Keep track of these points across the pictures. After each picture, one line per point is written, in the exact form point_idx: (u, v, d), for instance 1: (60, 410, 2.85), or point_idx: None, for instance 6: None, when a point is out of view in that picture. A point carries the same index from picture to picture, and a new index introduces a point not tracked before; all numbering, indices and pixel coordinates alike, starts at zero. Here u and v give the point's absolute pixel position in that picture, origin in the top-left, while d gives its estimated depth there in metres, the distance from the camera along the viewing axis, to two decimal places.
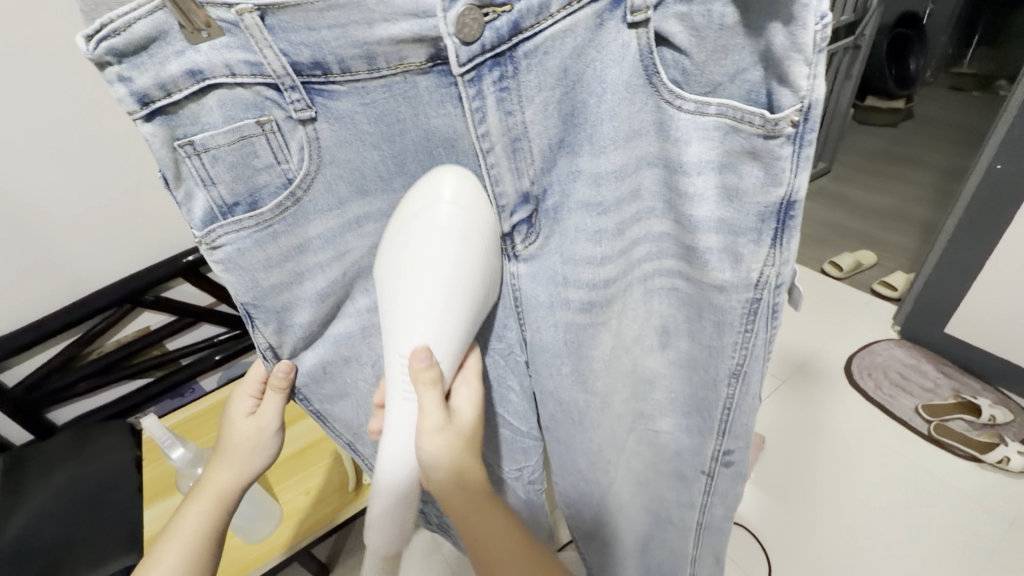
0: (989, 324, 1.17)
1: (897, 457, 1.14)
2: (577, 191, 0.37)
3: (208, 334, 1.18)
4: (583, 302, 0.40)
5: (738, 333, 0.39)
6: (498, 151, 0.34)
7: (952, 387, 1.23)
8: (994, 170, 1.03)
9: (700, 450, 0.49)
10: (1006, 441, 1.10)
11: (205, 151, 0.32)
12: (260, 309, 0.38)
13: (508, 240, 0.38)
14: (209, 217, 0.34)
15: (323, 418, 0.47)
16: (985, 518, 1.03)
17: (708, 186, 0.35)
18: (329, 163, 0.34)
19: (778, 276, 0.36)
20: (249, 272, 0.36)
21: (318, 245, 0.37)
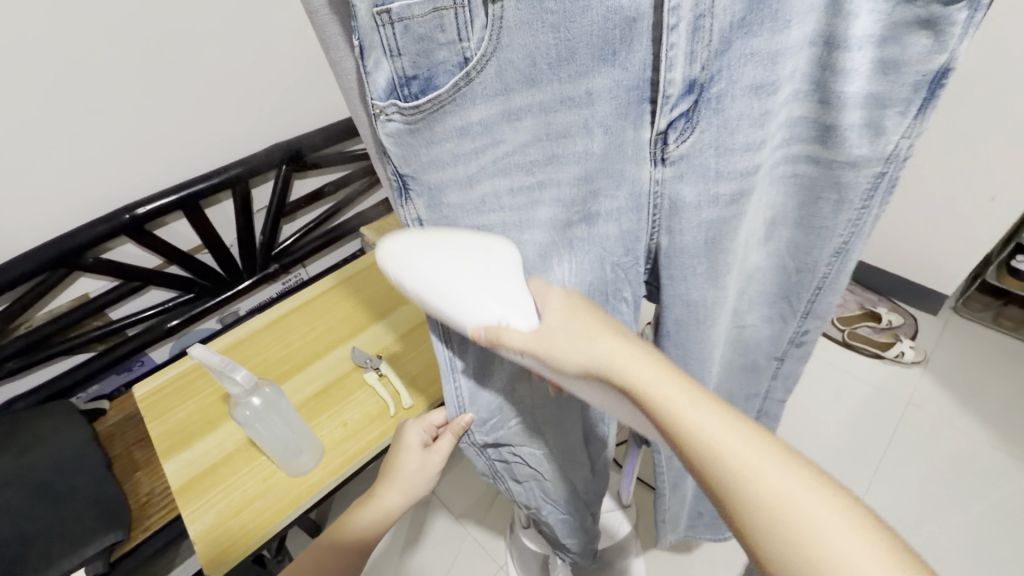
0: (888, 247, 1.40)
1: (824, 363, 1.35)
2: (745, 76, 0.38)
3: (156, 300, 1.07)
4: (731, 194, 0.44)
5: (854, 211, 0.45)
6: (681, 30, 0.35)
7: (858, 301, 1.46)
8: None
9: (778, 338, 0.60)
10: (901, 339, 1.33)
11: (399, 20, 0.29)
12: (417, 182, 0.37)
13: (661, 141, 0.40)
14: (391, 90, 0.31)
15: (441, 318, 0.46)
16: (883, 401, 1.26)
17: (865, 62, 0.37)
18: (504, 46, 0.32)
19: (909, 149, 0.40)
20: (414, 147, 0.34)
21: (478, 131, 0.35)
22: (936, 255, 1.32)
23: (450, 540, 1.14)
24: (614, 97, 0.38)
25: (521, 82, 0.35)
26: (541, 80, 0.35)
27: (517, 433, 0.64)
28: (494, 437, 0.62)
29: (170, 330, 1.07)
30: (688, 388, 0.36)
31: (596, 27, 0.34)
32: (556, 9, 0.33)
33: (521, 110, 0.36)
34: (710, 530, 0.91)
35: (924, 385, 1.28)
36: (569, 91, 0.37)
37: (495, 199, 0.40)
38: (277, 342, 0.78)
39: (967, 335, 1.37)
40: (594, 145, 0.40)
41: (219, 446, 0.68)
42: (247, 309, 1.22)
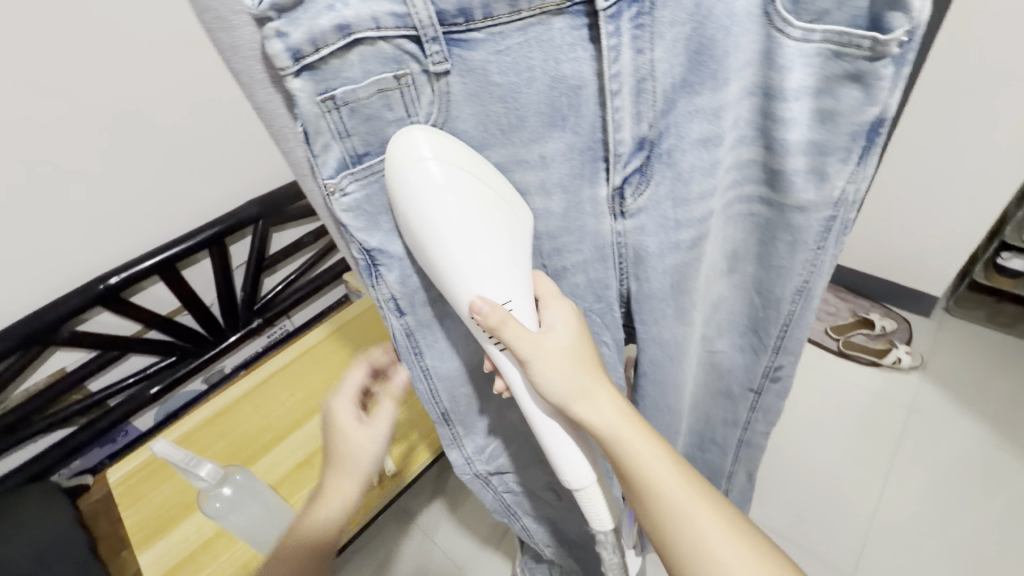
0: (870, 252, 1.40)
1: (821, 373, 1.32)
2: (692, 130, 0.39)
3: (137, 367, 1.05)
4: (691, 240, 0.43)
5: (810, 251, 0.44)
6: (625, 94, 0.35)
7: (850, 309, 1.44)
8: None
9: (753, 368, 0.57)
10: (896, 345, 1.32)
11: (345, 105, 0.31)
12: (386, 254, 0.39)
13: (618, 196, 0.39)
14: (342, 167, 0.34)
15: (428, 379, 0.50)
16: (888, 409, 1.24)
17: (803, 111, 0.37)
18: (454, 119, 0.35)
19: (855, 191, 0.40)
20: (375, 216, 0.37)
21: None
22: (922, 257, 1.32)
23: None
24: (568, 160, 0.38)
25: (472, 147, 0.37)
26: (489, 146, 0.37)
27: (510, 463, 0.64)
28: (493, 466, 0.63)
29: (153, 397, 1.04)
30: (668, 461, 0.47)
31: (541, 96, 0.35)
32: (502, 81, 0.34)
33: None
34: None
35: (925, 389, 1.26)
36: (521, 154, 0.38)
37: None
38: (258, 411, 0.76)
39: (961, 335, 1.36)
40: (553, 204, 0.40)
41: (198, 531, 0.67)
42: (233, 365, 1.19)
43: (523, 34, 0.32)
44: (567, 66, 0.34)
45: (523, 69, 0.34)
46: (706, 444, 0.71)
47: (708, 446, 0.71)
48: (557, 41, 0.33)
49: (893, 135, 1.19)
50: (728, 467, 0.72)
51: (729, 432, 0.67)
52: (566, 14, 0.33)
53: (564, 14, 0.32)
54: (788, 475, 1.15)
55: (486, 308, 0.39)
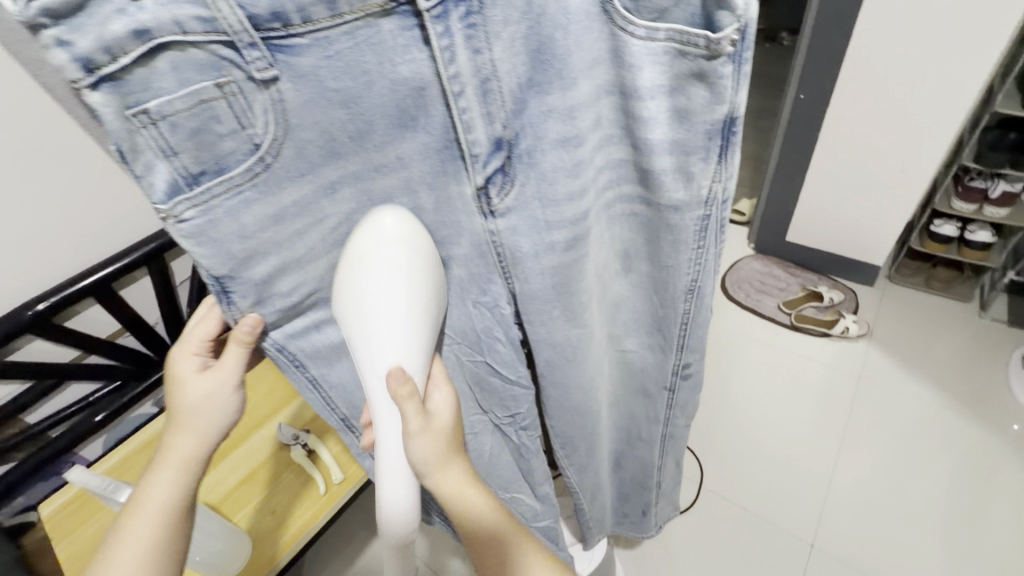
0: (815, 227, 1.45)
1: (773, 347, 1.37)
2: (550, 131, 0.37)
3: (78, 395, 1.00)
4: (568, 241, 0.42)
5: (692, 249, 0.44)
6: (469, 95, 0.34)
7: (799, 284, 1.49)
8: (800, 99, 1.26)
9: (663, 366, 0.56)
10: (844, 315, 1.37)
11: (162, 119, 0.29)
12: (236, 283, 0.36)
13: (484, 196, 0.39)
14: (173, 189, 0.31)
15: (318, 389, 0.48)
16: (839, 377, 1.29)
17: (660, 109, 0.37)
18: (296, 127, 0.32)
19: (724, 190, 0.40)
20: (225, 245, 0.34)
21: (294, 215, 0.35)
22: (863, 228, 1.37)
23: None
24: (426, 159, 0.38)
25: (322, 158, 0.34)
26: (346, 154, 0.35)
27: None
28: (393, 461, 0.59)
29: (97, 424, 1.00)
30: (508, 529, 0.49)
31: (385, 99, 0.34)
32: (338, 87, 0.32)
33: (336, 184, 0.36)
34: (634, 525, 0.87)
35: (872, 357, 1.31)
36: (378, 160, 0.36)
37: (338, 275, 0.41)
38: None
39: (906, 304, 1.42)
40: (422, 201, 0.40)
41: None
42: None
43: (350, 38, 0.31)
44: (405, 68, 0.33)
45: (359, 74, 0.32)
46: (634, 443, 0.70)
47: (636, 445, 0.70)
48: (389, 43, 0.32)
49: (825, 112, 1.24)
50: (657, 463, 0.72)
51: (652, 428, 0.66)
52: (394, 16, 0.32)
53: (392, 15, 0.32)
54: (747, 447, 1.18)
55: (398, 378, 0.40)
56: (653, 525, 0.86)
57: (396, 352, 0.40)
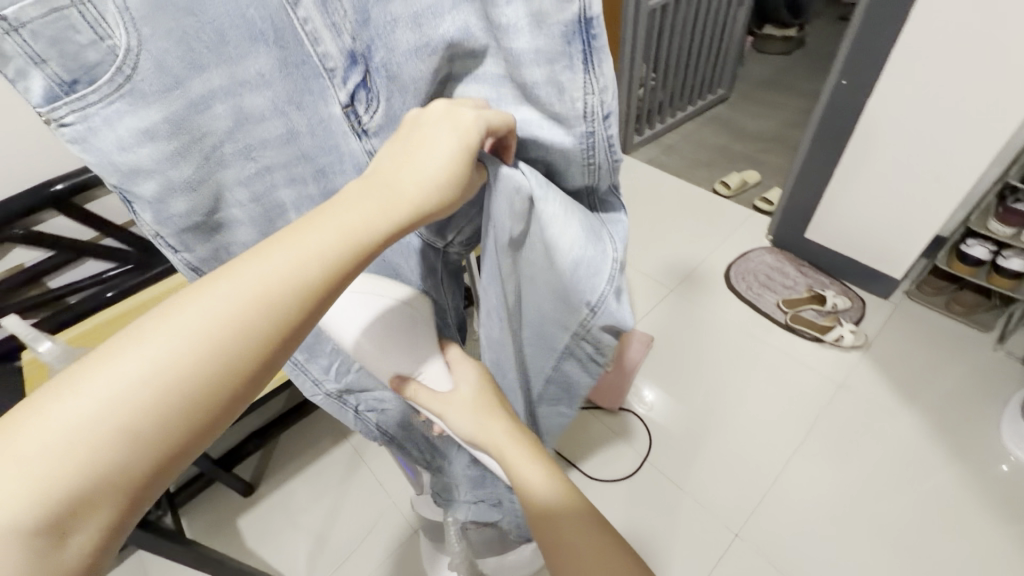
0: (837, 227, 1.36)
1: (757, 341, 1.34)
2: (399, 40, 0.35)
3: (95, 271, 1.12)
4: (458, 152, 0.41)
5: (582, 167, 0.40)
6: (308, 5, 0.34)
7: (808, 284, 1.43)
8: (840, 86, 1.16)
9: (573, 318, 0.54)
10: (842, 323, 1.31)
11: (21, 26, 0.27)
12: (132, 194, 0.35)
13: (351, 114, 0.39)
14: (52, 96, 0.29)
15: None
16: (822, 386, 1.24)
17: (519, 14, 0.33)
18: (151, 38, 0.30)
19: (602, 105, 0.36)
20: (107, 154, 0.32)
21: (169, 131, 0.33)
22: (886, 236, 1.27)
23: (364, 511, 1.13)
24: (286, 77, 0.36)
25: (187, 71, 0.32)
26: (207, 64, 0.33)
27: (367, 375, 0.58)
28: (343, 383, 0.58)
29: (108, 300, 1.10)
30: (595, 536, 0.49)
31: (229, 10, 0.32)
32: None
33: (206, 101, 0.34)
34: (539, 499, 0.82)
35: (860, 369, 1.26)
36: (240, 74, 0.34)
37: (229, 195, 0.40)
38: None
39: (917, 322, 1.33)
40: (294, 122, 0.39)
41: None
42: None
43: None
44: None
45: None
46: None
47: None
48: None
49: (864, 103, 1.14)
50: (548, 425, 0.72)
51: None
52: None
53: None
54: (705, 434, 1.18)
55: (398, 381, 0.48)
56: None
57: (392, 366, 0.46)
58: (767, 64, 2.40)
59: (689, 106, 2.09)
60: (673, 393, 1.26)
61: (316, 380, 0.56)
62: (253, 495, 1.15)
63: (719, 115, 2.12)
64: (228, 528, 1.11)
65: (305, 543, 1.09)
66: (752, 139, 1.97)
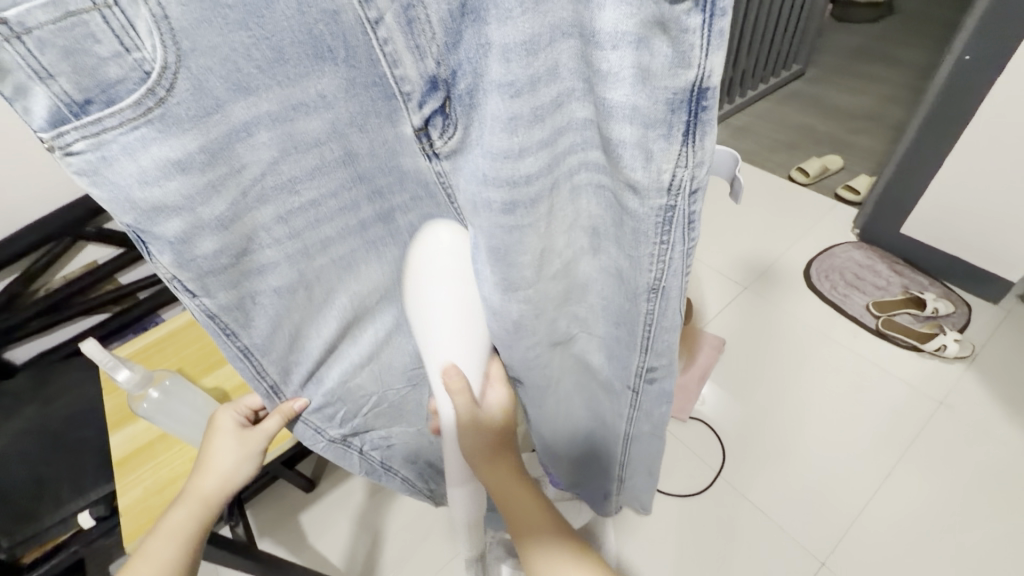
0: (941, 222, 1.21)
1: (842, 348, 1.22)
2: (490, 72, 0.27)
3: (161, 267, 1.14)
4: (506, 204, 0.32)
5: (654, 244, 0.33)
6: (390, 23, 0.25)
7: (902, 285, 1.29)
8: (965, 61, 1.01)
9: (626, 362, 0.45)
10: (945, 331, 1.18)
11: (27, 34, 0.22)
12: (151, 234, 0.30)
13: (424, 137, 0.30)
14: (58, 119, 0.24)
15: (249, 357, 0.40)
16: (919, 401, 1.12)
17: (623, 65, 0.26)
18: (190, 54, 0.25)
19: (692, 179, 0.29)
20: (123, 188, 0.27)
21: (203, 161, 0.29)
22: (1005, 235, 1.12)
23: (423, 512, 1.11)
24: (351, 97, 0.31)
25: (230, 95, 0.27)
26: (256, 86, 0.28)
27: (375, 418, 0.55)
28: (349, 428, 0.55)
29: (176, 295, 1.12)
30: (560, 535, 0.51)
31: (295, 22, 0.27)
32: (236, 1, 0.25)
33: (249, 125, 0.29)
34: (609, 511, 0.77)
35: (965, 384, 1.13)
36: (296, 96, 0.29)
37: (262, 233, 0.34)
38: None
39: None
40: (354, 146, 0.33)
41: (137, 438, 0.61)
42: None
43: None
44: None
45: None
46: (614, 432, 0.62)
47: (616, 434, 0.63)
48: None
49: (997, 80, 0.99)
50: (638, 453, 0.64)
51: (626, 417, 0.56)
52: None
53: None
54: (783, 449, 1.09)
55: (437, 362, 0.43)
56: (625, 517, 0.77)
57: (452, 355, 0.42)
58: (853, 33, 2.17)
59: (762, 83, 1.92)
60: (748, 403, 1.16)
61: (320, 429, 0.52)
62: (313, 491, 1.15)
63: (796, 93, 1.94)
64: (290, 523, 1.12)
65: (363, 543, 1.08)
66: (835, 119, 1.79)
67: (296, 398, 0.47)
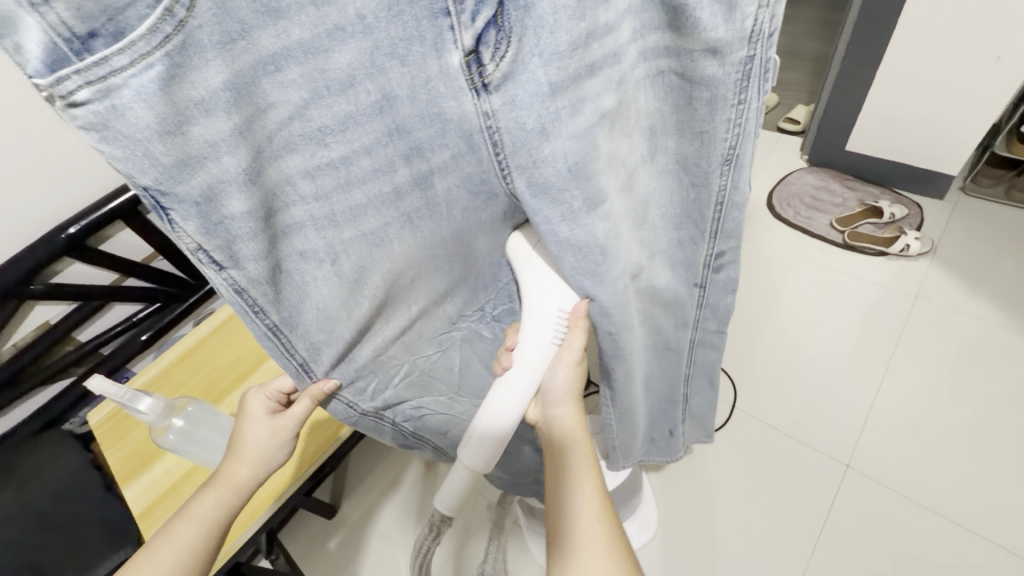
0: (882, 133, 1.29)
1: (816, 266, 1.28)
2: None
3: (123, 315, 1.03)
4: (574, 106, 0.32)
5: (731, 107, 0.34)
6: None
7: (857, 198, 1.37)
8: None
9: (691, 260, 0.46)
10: (905, 232, 1.25)
11: None
12: (173, 197, 0.26)
13: (474, 63, 0.31)
14: (56, 58, 0.21)
15: (279, 333, 0.36)
16: (896, 298, 1.19)
17: None
18: None
19: (772, 22, 0.30)
20: (140, 140, 0.24)
21: (227, 101, 0.26)
22: (939, 133, 1.20)
23: None
24: (392, 17, 0.28)
25: (258, 18, 0.25)
26: (286, 7, 0.25)
27: (408, 389, 0.53)
28: (382, 401, 0.51)
29: (144, 342, 1.04)
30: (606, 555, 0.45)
31: None
32: None
33: (276, 59, 0.26)
34: (662, 451, 0.79)
35: (932, 275, 1.21)
36: (334, 17, 0.27)
37: (287, 188, 0.31)
38: (227, 346, 0.71)
39: (979, 217, 1.28)
40: (391, 83, 0.30)
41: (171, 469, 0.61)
42: None
43: None
44: None
45: None
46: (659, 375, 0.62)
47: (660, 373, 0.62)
48: None
49: None
50: (686, 373, 0.62)
51: (680, 336, 0.56)
52: None
53: None
54: (786, 370, 1.14)
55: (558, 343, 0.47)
56: (682, 446, 0.78)
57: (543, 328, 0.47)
58: None
59: None
60: (745, 335, 1.20)
61: (352, 403, 0.48)
62: (336, 515, 1.10)
63: None
64: (319, 553, 1.06)
65: (402, 553, 1.04)
66: None
67: (326, 378, 0.42)
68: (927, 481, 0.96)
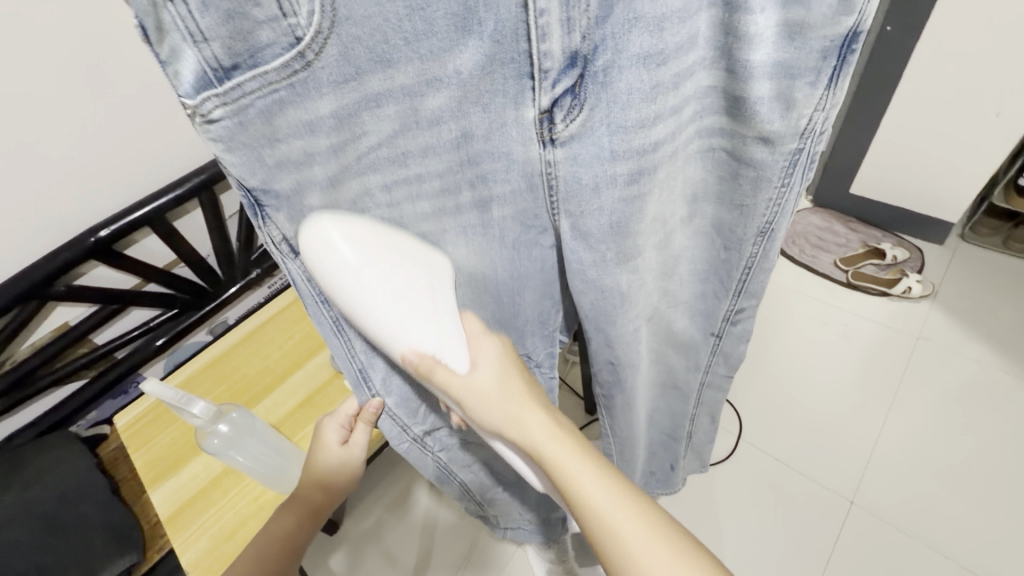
0: (885, 179, 1.34)
1: (820, 303, 1.31)
2: (633, 45, 0.29)
3: (138, 320, 1.03)
4: (632, 174, 0.34)
5: (775, 187, 0.36)
6: None
7: (860, 240, 1.41)
8: (886, 32, 1.13)
9: (712, 312, 0.48)
10: (907, 274, 1.29)
11: None
12: (270, 195, 0.29)
13: (547, 120, 0.32)
14: (202, 84, 0.24)
15: (342, 332, 0.39)
16: (898, 339, 1.22)
17: (770, 26, 0.28)
18: (345, 20, 0.25)
19: (825, 121, 0.32)
20: (254, 148, 0.27)
21: (331, 126, 0.28)
22: (943, 181, 1.25)
23: (459, 531, 1.08)
24: (484, 75, 0.30)
25: (370, 64, 0.27)
26: (397, 58, 0.27)
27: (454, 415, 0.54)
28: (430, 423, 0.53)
29: (159, 348, 1.03)
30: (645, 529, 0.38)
31: None
32: None
33: (380, 98, 0.29)
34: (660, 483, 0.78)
35: (932, 317, 1.24)
36: (434, 71, 0.29)
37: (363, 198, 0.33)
38: (253, 355, 0.72)
39: (975, 264, 1.33)
40: (472, 124, 0.32)
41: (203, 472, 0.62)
42: (236, 317, 1.17)
43: None
44: None
45: None
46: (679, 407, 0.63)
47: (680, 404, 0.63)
48: None
49: (916, 48, 1.11)
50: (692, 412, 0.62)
51: (690, 378, 0.57)
52: None
53: None
54: (791, 404, 1.15)
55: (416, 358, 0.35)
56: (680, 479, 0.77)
57: (406, 341, 0.34)
58: None
59: None
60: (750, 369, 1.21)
61: (406, 425, 0.51)
62: (338, 533, 1.08)
63: None
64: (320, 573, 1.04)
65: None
66: None
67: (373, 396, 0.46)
68: (938, 523, 0.97)
